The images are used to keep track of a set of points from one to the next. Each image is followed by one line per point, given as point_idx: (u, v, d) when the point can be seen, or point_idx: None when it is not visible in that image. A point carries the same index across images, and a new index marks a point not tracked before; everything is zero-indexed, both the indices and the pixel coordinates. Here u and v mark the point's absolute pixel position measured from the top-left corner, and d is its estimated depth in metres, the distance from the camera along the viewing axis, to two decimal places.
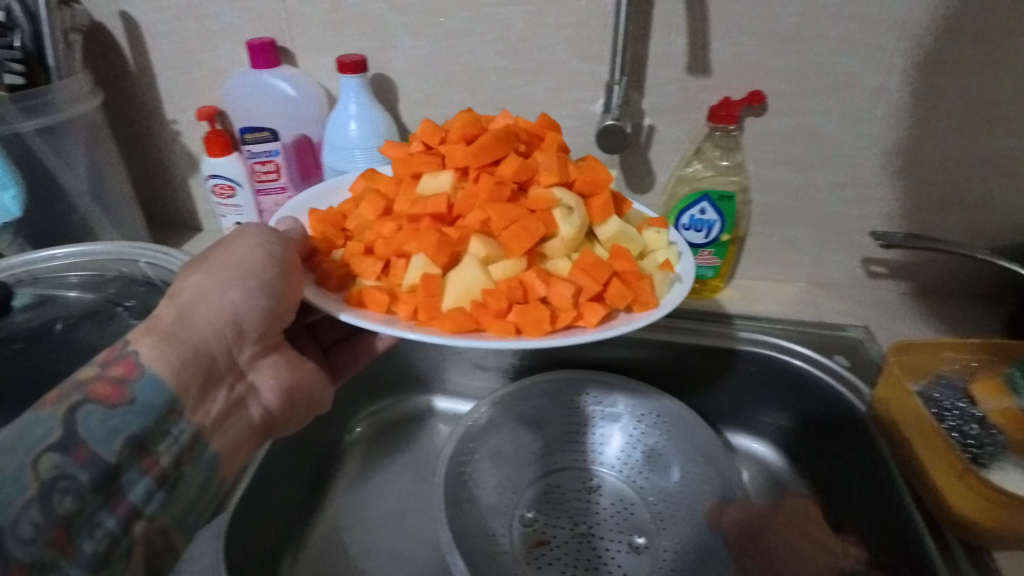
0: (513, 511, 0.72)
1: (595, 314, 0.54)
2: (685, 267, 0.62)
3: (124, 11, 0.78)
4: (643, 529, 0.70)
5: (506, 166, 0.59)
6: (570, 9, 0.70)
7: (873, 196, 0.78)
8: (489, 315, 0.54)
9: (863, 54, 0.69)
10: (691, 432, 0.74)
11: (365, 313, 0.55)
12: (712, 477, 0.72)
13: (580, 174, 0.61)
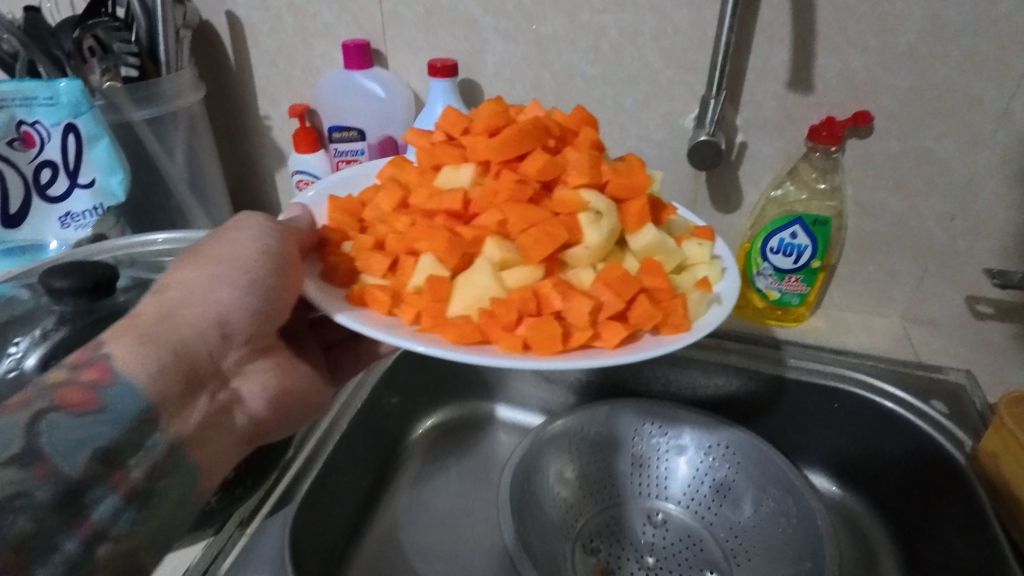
0: (575, 539, 0.71)
1: (617, 335, 0.47)
2: (728, 286, 0.54)
3: (230, 10, 0.81)
4: (714, 564, 0.68)
5: (530, 163, 0.52)
6: (668, 18, 0.68)
7: (988, 229, 0.72)
8: (497, 326, 0.48)
9: (989, 75, 0.64)
10: (763, 466, 0.70)
11: (366, 315, 0.49)
12: (783, 517, 0.67)
13: (615, 175, 0.53)
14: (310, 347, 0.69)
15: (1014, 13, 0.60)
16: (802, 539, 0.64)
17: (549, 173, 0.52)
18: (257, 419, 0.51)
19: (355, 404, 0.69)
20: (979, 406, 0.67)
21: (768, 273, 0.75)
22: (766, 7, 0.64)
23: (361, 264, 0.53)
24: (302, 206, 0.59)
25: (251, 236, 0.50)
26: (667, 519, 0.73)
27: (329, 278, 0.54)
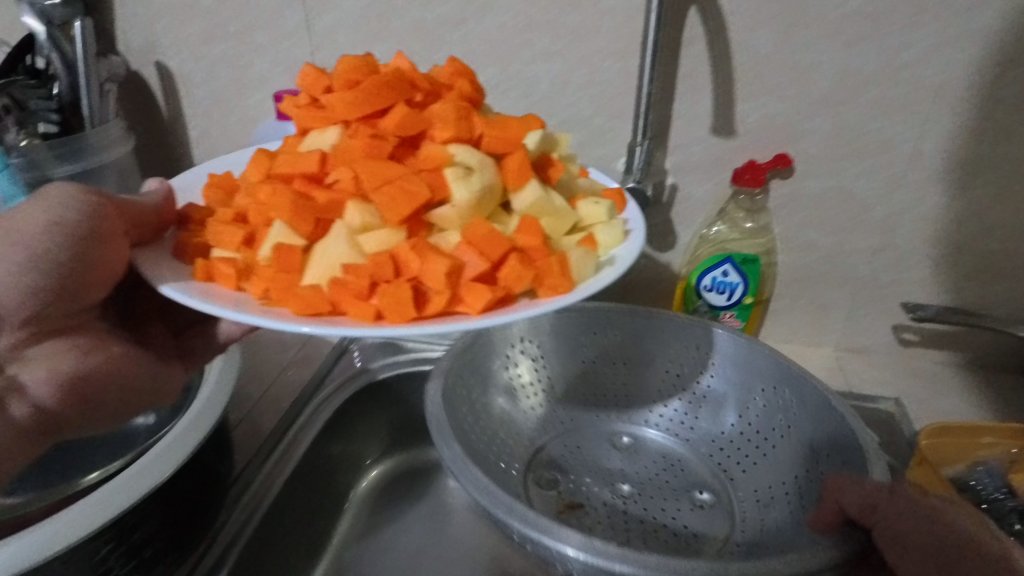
0: (522, 459, 0.67)
1: (480, 298, 0.38)
2: (627, 248, 0.45)
3: (160, 61, 0.80)
4: (708, 485, 0.65)
5: (389, 117, 0.44)
6: (595, 68, 0.70)
7: (910, 262, 0.75)
8: (347, 293, 0.39)
9: (897, 119, 0.67)
10: (751, 365, 0.66)
11: (206, 290, 0.41)
12: (791, 382, 0.62)
13: (487, 127, 0.46)
14: (160, 329, 0.61)
15: (915, 62, 0.64)
16: (816, 442, 0.59)
17: (410, 128, 0.45)
18: (47, 405, 0.49)
19: (295, 457, 0.61)
20: (909, 432, 0.69)
21: (704, 310, 0.77)
22: (686, 57, 0.67)
23: (210, 238, 0.44)
24: (161, 180, 0.53)
25: (48, 205, 0.47)
26: (638, 442, 0.69)
27: (179, 257, 0.46)
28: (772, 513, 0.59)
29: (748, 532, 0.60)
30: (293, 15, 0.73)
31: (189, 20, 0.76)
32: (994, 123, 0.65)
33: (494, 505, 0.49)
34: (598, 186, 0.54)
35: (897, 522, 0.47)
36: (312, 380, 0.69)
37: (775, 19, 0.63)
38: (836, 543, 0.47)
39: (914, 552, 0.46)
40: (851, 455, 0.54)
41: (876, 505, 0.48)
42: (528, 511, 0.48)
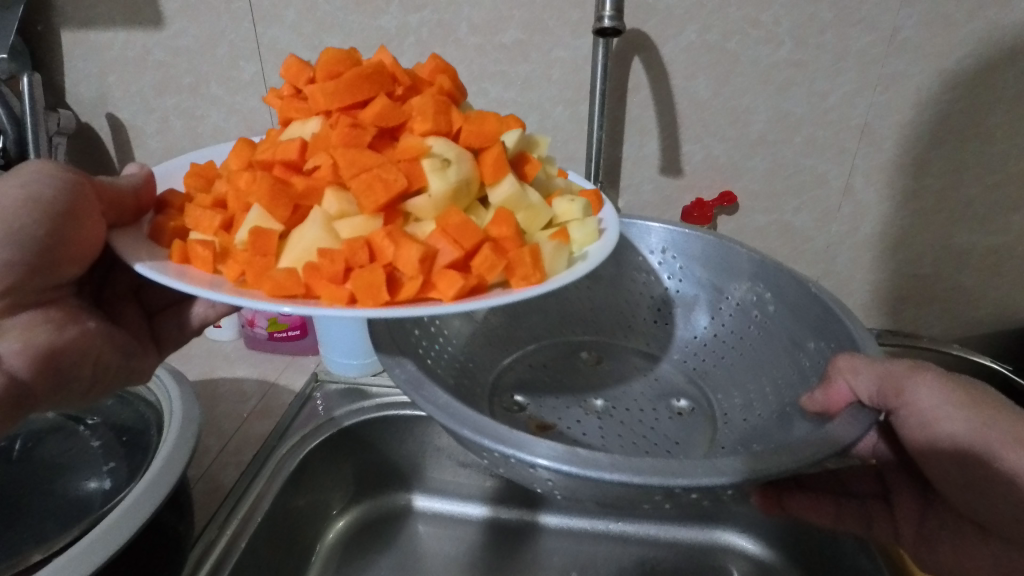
0: (489, 393, 0.52)
1: (453, 285, 0.37)
2: (602, 246, 0.43)
3: (112, 113, 0.79)
4: (684, 392, 0.53)
5: (368, 108, 0.41)
6: (547, 114, 0.73)
7: (849, 287, 0.81)
8: (322, 279, 0.38)
9: (828, 156, 0.72)
10: (720, 257, 0.55)
11: (181, 273, 0.39)
12: (765, 271, 0.52)
13: (466, 122, 0.43)
14: (131, 311, 0.55)
15: (841, 105, 0.69)
16: (797, 333, 0.49)
17: (390, 120, 0.41)
18: (19, 380, 0.41)
19: (257, 517, 0.59)
20: None
21: None
22: (633, 103, 0.70)
23: (188, 221, 0.43)
24: (142, 166, 0.50)
25: (27, 176, 0.45)
26: (604, 355, 0.57)
27: (157, 239, 0.44)
28: (756, 412, 0.48)
29: (732, 435, 0.47)
30: (247, 66, 0.74)
31: (141, 72, 0.76)
32: (914, 159, 0.72)
33: (449, 419, 0.36)
34: (575, 187, 0.51)
35: (923, 405, 0.40)
36: (273, 434, 0.67)
37: (713, 67, 0.67)
38: (857, 435, 0.36)
39: (948, 419, 0.39)
40: (841, 342, 0.44)
41: (904, 387, 0.39)
42: (488, 421, 0.36)
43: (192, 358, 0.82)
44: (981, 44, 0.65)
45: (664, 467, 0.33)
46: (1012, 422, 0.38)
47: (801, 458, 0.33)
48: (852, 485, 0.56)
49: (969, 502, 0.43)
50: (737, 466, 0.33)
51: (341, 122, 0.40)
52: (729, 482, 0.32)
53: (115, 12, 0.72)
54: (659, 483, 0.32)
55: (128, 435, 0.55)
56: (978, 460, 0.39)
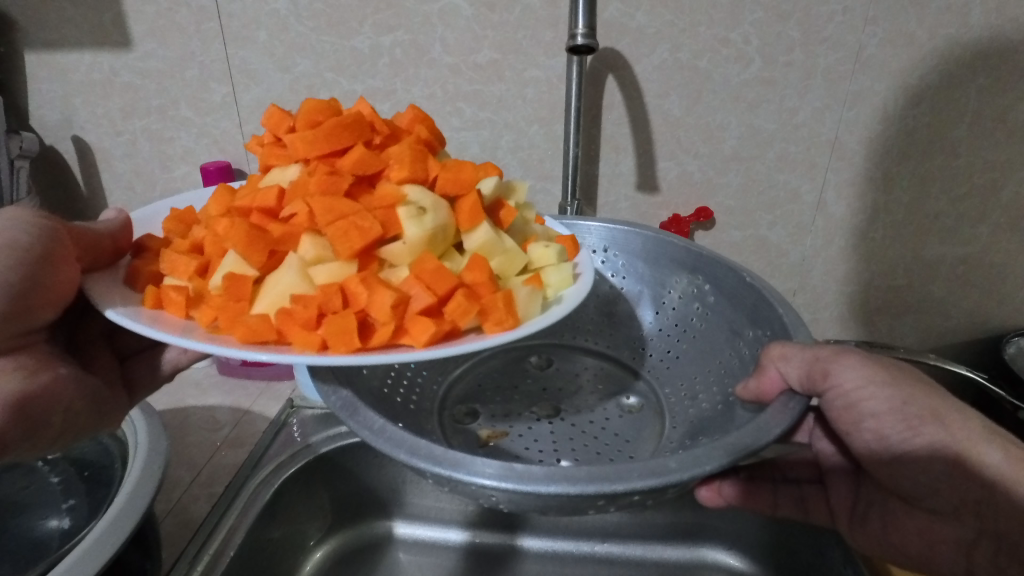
0: (440, 404, 0.51)
1: (425, 331, 0.36)
2: (576, 291, 0.43)
3: (77, 136, 0.77)
4: (634, 388, 0.52)
5: (346, 157, 0.41)
6: (522, 134, 0.74)
7: (825, 300, 0.82)
8: (294, 324, 0.37)
9: (800, 171, 0.73)
10: (658, 250, 0.55)
11: (152, 318, 0.38)
12: (701, 263, 0.52)
13: (442, 169, 0.43)
14: (105, 357, 0.54)
15: (810, 120, 0.70)
16: (735, 322, 0.49)
17: (368, 167, 0.41)
18: None
19: (229, 552, 0.56)
20: None
21: None
22: (607, 121, 0.70)
23: (162, 265, 0.41)
24: (119, 210, 0.48)
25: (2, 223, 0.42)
26: (554, 357, 0.56)
27: (131, 282, 0.42)
28: (701, 403, 0.47)
29: (680, 428, 0.46)
30: (218, 88, 0.73)
31: (107, 95, 0.75)
32: (883, 173, 0.73)
33: (383, 445, 0.35)
34: (553, 232, 0.51)
35: (848, 386, 0.39)
36: (245, 463, 0.64)
37: (685, 85, 0.68)
38: (790, 423, 0.35)
39: (872, 397, 0.39)
40: (775, 329, 0.44)
41: (830, 368, 0.39)
42: (426, 442, 0.35)
43: (162, 388, 0.79)
44: (942, 60, 0.66)
45: (604, 473, 0.32)
46: (927, 397, 0.39)
47: (733, 449, 0.34)
48: (788, 471, 0.54)
49: (890, 476, 0.42)
50: (672, 465, 0.33)
51: (320, 170, 0.40)
52: (665, 482, 0.32)
53: (79, 34, 0.70)
54: (596, 490, 0.31)
55: (90, 470, 0.52)
56: (900, 438, 0.39)
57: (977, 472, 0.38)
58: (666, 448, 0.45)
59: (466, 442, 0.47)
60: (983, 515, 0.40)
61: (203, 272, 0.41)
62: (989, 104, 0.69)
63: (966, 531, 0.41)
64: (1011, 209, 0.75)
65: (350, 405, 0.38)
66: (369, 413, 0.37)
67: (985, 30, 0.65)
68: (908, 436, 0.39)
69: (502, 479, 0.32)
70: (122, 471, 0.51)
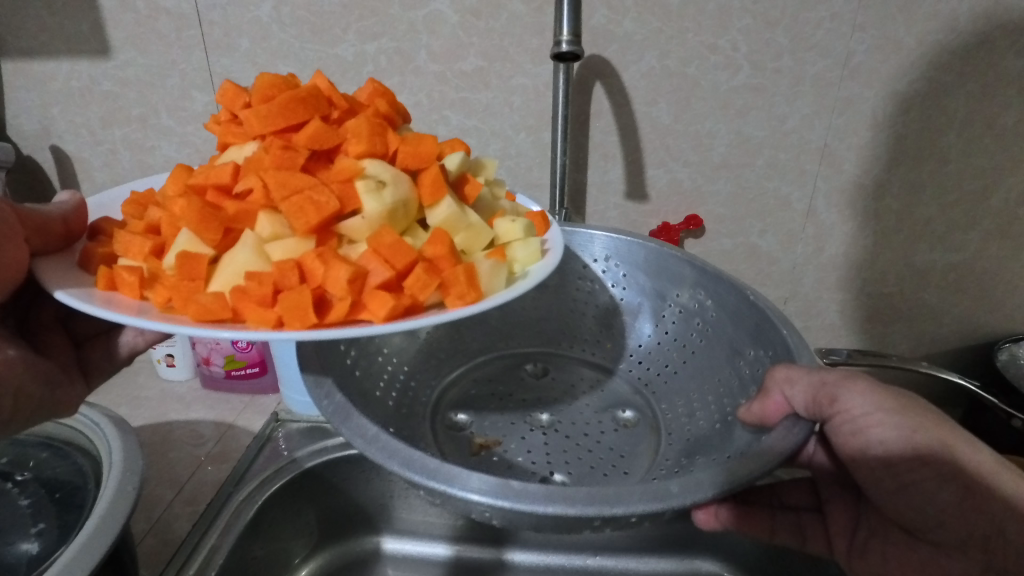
0: (434, 417, 0.50)
1: (383, 305, 0.35)
2: (543, 265, 0.42)
3: (55, 145, 0.76)
4: (630, 402, 0.51)
5: (302, 131, 0.39)
6: (509, 142, 0.73)
7: (817, 308, 0.81)
8: (250, 301, 0.35)
9: (790, 178, 0.72)
10: (660, 265, 0.53)
11: (103, 300, 0.36)
12: (705, 280, 0.50)
13: (403, 143, 0.42)
14: (59, 339, 0.52)
15: (800, 127, 0.70)
16: (737, 341, 0.47)
17: (325, 141, 0.40)
18: None
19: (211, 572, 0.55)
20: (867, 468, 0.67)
21: None
22: (596, 128, 0.69)
23: (117, 246, 0.40)
24: (73, 192, 0.46)
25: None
26: (549, 366, 0.55)
27: (86, 266, 0.41)
28: (699, 423, 0.47)
29: (675, 445, 0.46)
30: (200, 96, 0.72)
31: (86, 104, 0.73)
32: (874, 180, 0.72)
33: (377, 456, 0.33)
34: (523, 209, 0.50)
35: (856, 412, 0.38)
36: (228, 480, 0.63)
37: (674, 93, 0.68)
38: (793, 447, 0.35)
39: (879, 425, 0.38)
40: (778, 351, 0.43)
41: (838, 394, 0.37)
42: (420, 455, 0.34)
43: (143, 402, 0.77)
44: (930, 67, 0.66)
45: (602, 495, 0.31)
46: (937, 425, 0.38)
47: (734, 475, 0.32)
48: (784, 497, 0.53)
49: (893, 504, 0.41)
50: (674, 490, 0.32)
51: (274, 144, 0.38)
52: (667, 507, 0.31)
53: (55, 42, 0.69)
54: (594, 513, 0.30)
55: (61, 491, 0.50)
56: (905, 463, 0.38)
57: (989, 507, 0.37)
58: (662, 466, 0.44)
59: (457, 450, 0.47)
60: (991, 555, 0.39)
61: (159, 253, 0.40)
62: (977, 111, 0.68)
63: (970, 567, 0.40)
64: (1002, 216, 0.74)
65: (344, 411, 0.37)
66: (361, 421, 0.36)
67: (973, 36, 0.65)
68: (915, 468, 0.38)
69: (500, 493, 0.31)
70: (95, 492, 0.49)
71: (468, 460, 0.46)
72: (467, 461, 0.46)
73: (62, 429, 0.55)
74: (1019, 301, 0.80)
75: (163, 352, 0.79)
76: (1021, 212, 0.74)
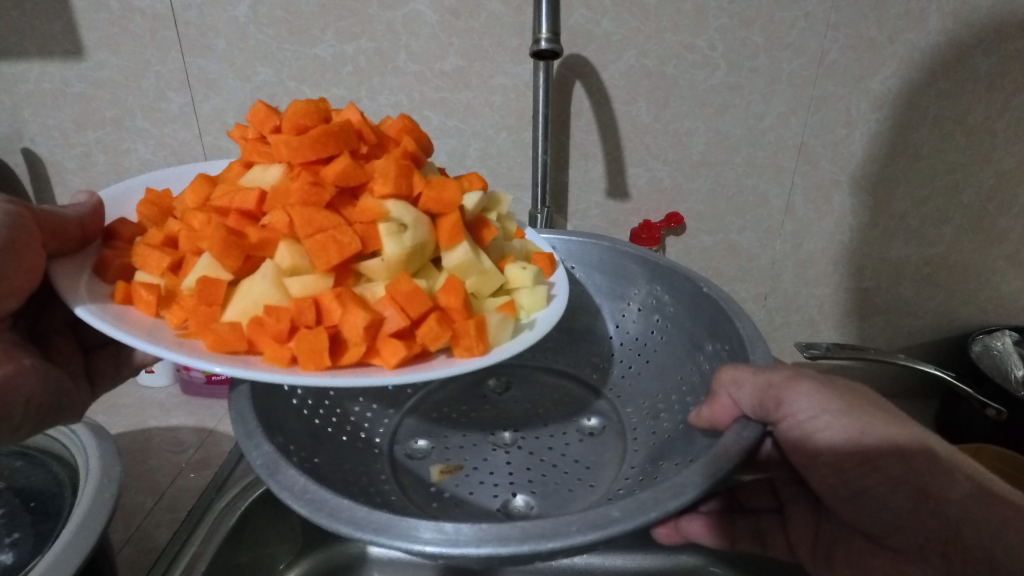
0: (396, 438, 0.50)
1: (395, 355, 0.36)
2: (548, 315, 0.43)
3: (27, 148, 0.74)
4: (595, 408, 0.52)
5: (332, 166, 0.39)
6: (490, 142, 0.73)
7: (795, 304, 0.82)
8: (267, 336, 0.36)
9: (768, 175, 0.73)
10: (616, 263, 0.54)
11: (121, 317, 0.37)
12: (659, 275, 0.51)
13: (428, 186, 0.41)
14: (68, 347, 0.52)
15: (776, 125, 0.71)
16: (696, 336, 0.48)
17: (352, 179, 0.39)
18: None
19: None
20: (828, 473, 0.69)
21: None
22: (576, 128, 0.70)
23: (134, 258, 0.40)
24: (90, 193, 0.45)
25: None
26: (514, 379, 0.55)
27: (99, 273, 0.40)
28: (664, 424, 0.47)
29: (642, 451, 0.46)
30: (176, 97, 0.71)
31: (58, 105, 0.72)
32: (849, 176, 0.74)
33: (303, 509, 0.32)
34: (533, 247, 0.50)
35: (802, 416, 0.38)
36: (210, 486, 0.62)
37: (653, 91, 0.68)
38: (739, 452, 0.35)
39: (826, 428, 0.38)
40: (733, 343, 0.44)
41: (784, 397, 0.38)
42: (348, 502, 0.32)
43: (121, 409, 0.76)
44: (901, 65, 0.68)
45: (538, 530, 0.30)
46: (884, 424, 0.38)
47: (679, 491, 0.32)
48: (748, 501, 0.55)
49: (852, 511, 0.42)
50: (614, 514, 0.31)
51: (302, 178, 0.38)
52: (608, 536, 0.30)
53: (26, 42, 0.68)
54: (529, 550, 0.30)
55: (37, 500, 0.49)
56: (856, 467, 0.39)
57: (942, 507, 0.38)
58: (627, 474, 0.44)
59: (417, 482, 0.46)
60: (950, 557, 0.39)
61: (176, 268, 0.40)
62: (947, 108, 0.70)
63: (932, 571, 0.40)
64: (973, 211, 0.76)
65: (273, 462, 0.34)
66: (292, 469, 0.34)
67: (942, 35, 0.66)
68: (866, 471, 0.39)
69: (435, 545, 0.30)
70: (71, 501, 0.48)
71: (429, 493, 0.45)
72: (428, 492, 0.45)
73: (40, 440, 0.54)
74: (990, 294, 0.81)
75: None
76: (991, 206, 0.76)
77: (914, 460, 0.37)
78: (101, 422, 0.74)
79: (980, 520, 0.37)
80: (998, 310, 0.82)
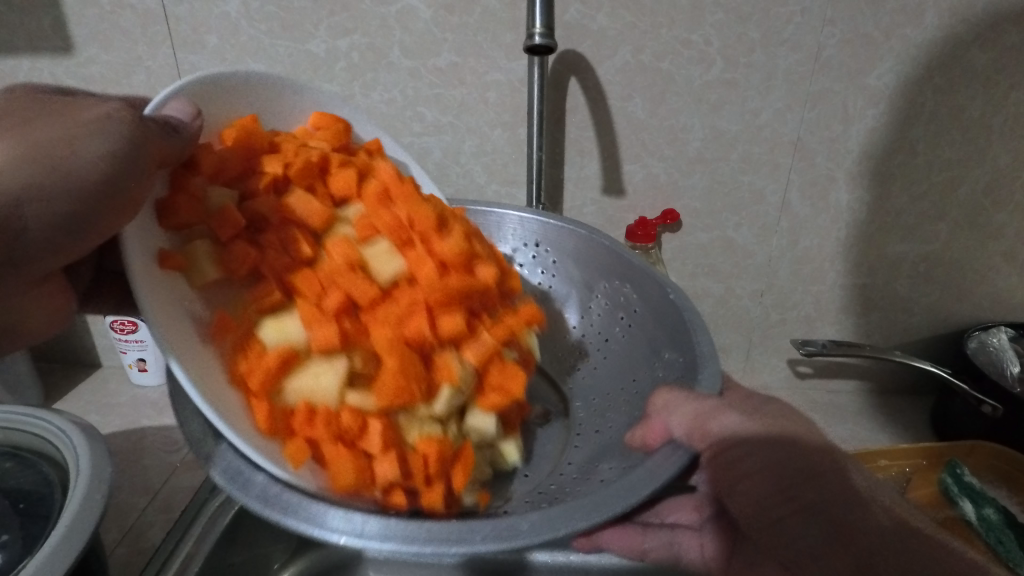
0: None
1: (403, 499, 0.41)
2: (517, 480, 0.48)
3: None
4: (550, 401, 0.58)
5: (452, 328, 0.42)
6: (485, 139, 0.72)
7: (791, 301, 0.82)
8: (315, 436, 0.40)
9: (764, 172, 0.73)
10: (590, 260, 0.60)
11: (185, 333, 0.38)
12: (631, 276, 0.57)
13: (500, 371, 0.45)
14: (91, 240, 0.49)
15: (773, 122, 0.70)
16: (657, 341, 0.53)
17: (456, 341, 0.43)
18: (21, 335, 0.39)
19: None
20: None
21: None
22: (572, 124, 0.69)
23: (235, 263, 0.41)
24: (193, 105, 0.41)
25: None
26: None
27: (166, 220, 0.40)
28: (608, 423, 0.51)
29: (582, 449, 0.50)
30: None
31: None
32: (845, 172, 0.73)
33: (254, 505, 0.37)
34: None
35: (730, 443, 0.40)
36: (203, 487, 0.62)
37: (648, 87, 0.68)
38: (676, 468, 0.39)
39: (751, 455, 0.39)
40: (689, 353, 0.49)
41: (711, 422, 0.41)
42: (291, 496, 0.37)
43: (115, 409, 0.77)
44: (897, 61, 0.67)
45: (443, 535, 0.36)
46: (807, 452, 0.39)
47: (593, 509, 0.37)
48: None
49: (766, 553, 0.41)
50: (522, 529, 0.36)
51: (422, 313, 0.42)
52: (511, 545, 0.35)
53: (14, 38, 0.67)
54: (430, 551, 0.35)
55: (26, 501, 0.49)
56: (777, 497, 0.39)
57: (857, 541, 0.36)
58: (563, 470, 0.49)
59: None
60: None
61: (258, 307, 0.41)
62: (944, 104, 0.70)
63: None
64: (969, 207, 0.76)
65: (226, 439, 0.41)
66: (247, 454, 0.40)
67: (939, 31, 0.66)
68: (782, 500, 0.38)
69: (347, 538, 0.35)
70: (62, 501, 0.48)
71: None
72: None
73: (33, 441, 0.53)
74: (987, 291, 0.81)
75: (135, 357, 0.78)
76: (987, 203, 0.75)
77: (830, 486, 0.38)
78: (95, 421, 0.74)
79: (892, 552, 0.36)
80: (994, 307, 0.82)
